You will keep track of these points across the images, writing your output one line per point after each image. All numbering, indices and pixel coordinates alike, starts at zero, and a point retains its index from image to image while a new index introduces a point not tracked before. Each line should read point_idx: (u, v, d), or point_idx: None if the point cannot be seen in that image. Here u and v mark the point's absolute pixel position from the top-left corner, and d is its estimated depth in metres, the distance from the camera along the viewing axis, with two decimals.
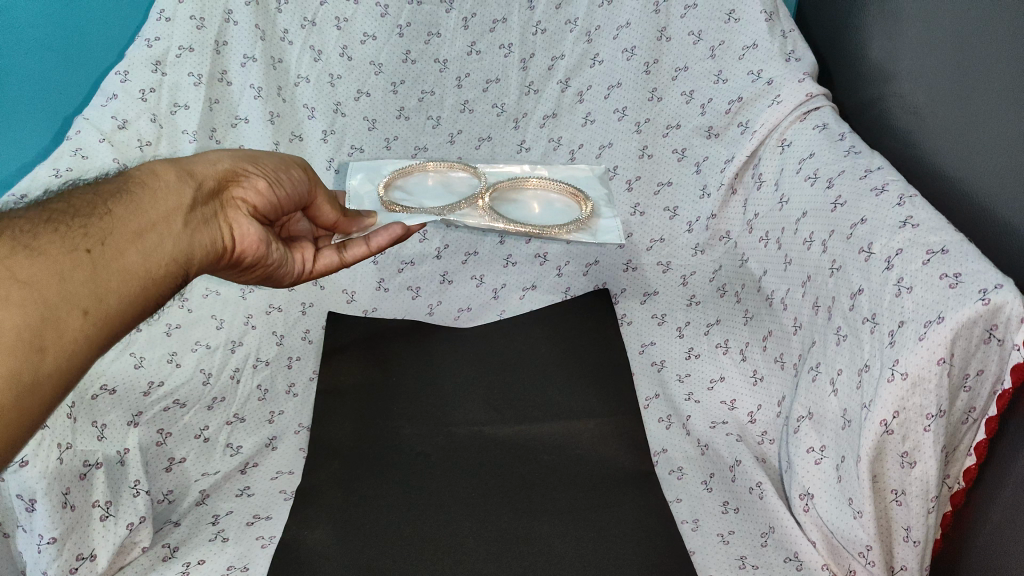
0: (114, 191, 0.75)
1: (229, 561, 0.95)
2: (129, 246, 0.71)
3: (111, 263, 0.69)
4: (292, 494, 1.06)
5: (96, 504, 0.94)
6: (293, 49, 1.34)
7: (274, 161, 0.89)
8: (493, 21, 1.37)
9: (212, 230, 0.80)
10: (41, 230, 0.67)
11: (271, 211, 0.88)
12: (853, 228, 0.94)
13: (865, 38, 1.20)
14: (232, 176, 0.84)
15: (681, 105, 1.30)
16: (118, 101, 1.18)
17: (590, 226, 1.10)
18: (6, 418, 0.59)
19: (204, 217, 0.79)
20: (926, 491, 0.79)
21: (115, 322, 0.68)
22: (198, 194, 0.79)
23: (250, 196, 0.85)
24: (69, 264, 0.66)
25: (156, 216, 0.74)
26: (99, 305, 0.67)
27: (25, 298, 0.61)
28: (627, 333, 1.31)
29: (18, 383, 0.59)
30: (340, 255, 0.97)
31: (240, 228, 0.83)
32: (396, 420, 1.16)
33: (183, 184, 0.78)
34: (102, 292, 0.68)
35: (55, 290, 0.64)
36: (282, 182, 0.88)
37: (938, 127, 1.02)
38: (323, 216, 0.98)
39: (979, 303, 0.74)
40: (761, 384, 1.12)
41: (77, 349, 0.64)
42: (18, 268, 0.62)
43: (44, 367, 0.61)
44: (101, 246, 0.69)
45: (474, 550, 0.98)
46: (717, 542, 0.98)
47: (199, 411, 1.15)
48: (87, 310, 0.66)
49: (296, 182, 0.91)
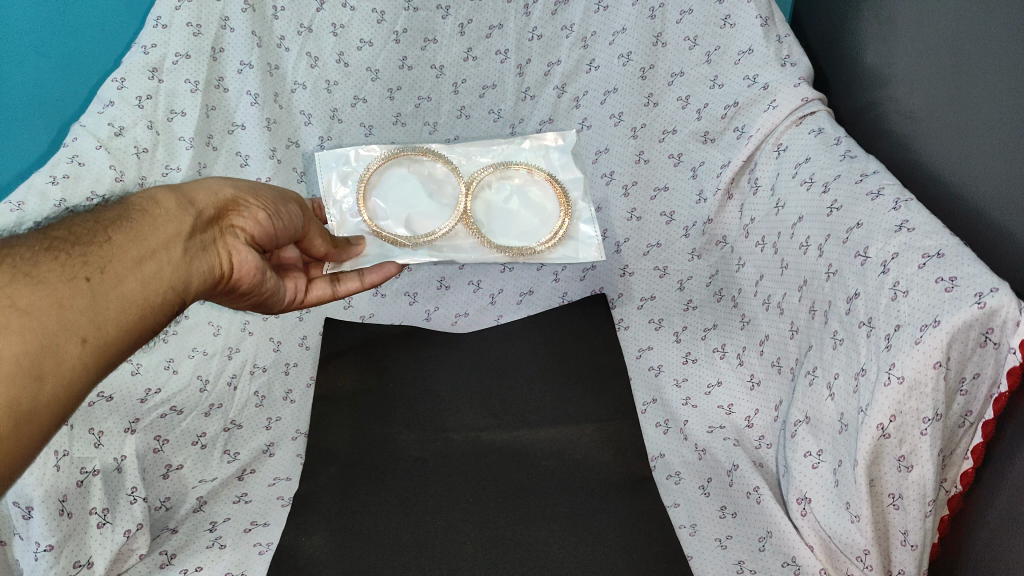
0: (114, 218, 0.74)
1: (225, 568, 0.98)
2: (128, 273, 0.71)
3: (110, 290, 0.69)
4: (289, 501, 1.07)
5: (93, 511, 0.95)
6: (290, 56, 1.33)
7: (273, 193, 0.88)
8: (489, 27, 1.36)
9: (211, 257, 0.80)
10: (42, 258, 0.67)
11: (268, 240, 0.88)
12: (848, 232, 0.95)
13: (862, 42, 1.20)
14: (233, 205, 0.84)
15: (676, 111, 1.30)
16: (114, 108, 1.20)
17: (573, 237, 1.20)
18: (6, 443, 0.59)
19: (203, 244, 0.79)
20: (923, 495, 0.79)
21: (114, 349, 0.68)
22: (197, 222, 0.78)
23: (248, 225, 0.85)
24: (67, 292, 0.66)
25: (156, 243, 0.74)
26: (98, 332, 0.67)
27: (23, 327, 0.62)
28: (625, 338, 1.30)
29: (17, 409, 0.60)
30: (333, 287, 1.01)
31: (240, 257, 0.83)
32: (394, 425, 1.16)
33: (183, 212, 0.77)
34: (101, 320, 0.67)
35: (54, 318, 0.64)
36: (281, 214, 0.88)
37: (932, 131, 1.02)
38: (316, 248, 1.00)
39: (974, 306, 0.74)
40: (758, 389, 1.12)
41: (74, 376, 0.64)
42: (17, 297, 0.63)
43: (43, 395, 0.62)
44: (100, 274, 0.69)
45: (470, 556, 1.00)
46: (715, 548, 0.99)
47: (196, 418, 1.14)
48: (85, 337, 0.65)
49: (292, 215, 0.91)
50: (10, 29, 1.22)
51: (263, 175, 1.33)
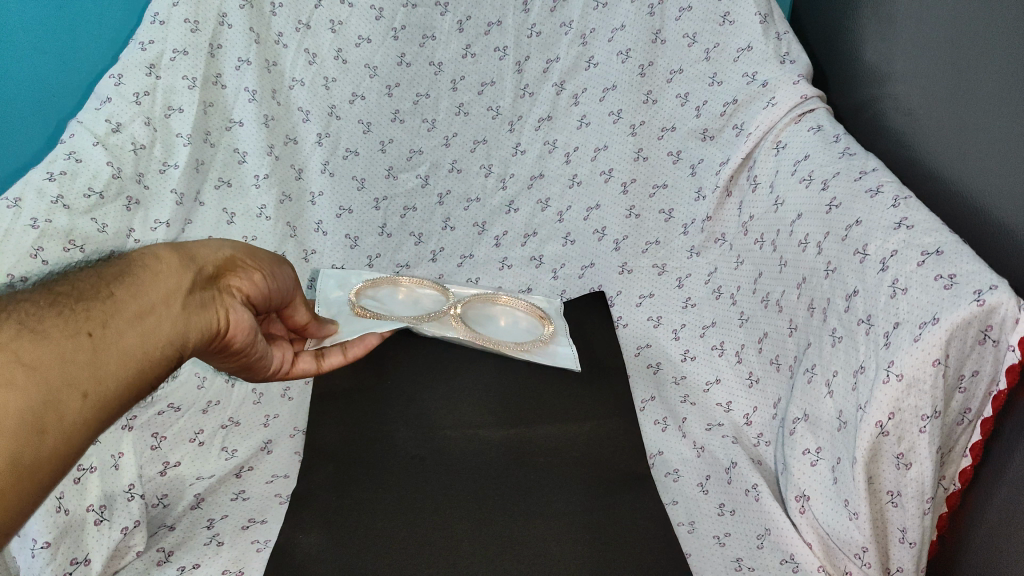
0: (116, 273, 0.71)
1: (224, 564, 0.94)
2: (130, 328, 0.67)
3: (113, 345, 0.64)
4: (287, 498, 1.05)
5: (90, 509, 0.95)
6: (287, 53, 1.33)
7: (271, 255, 0.86)
8: (488, 24, 1.36)
9: (210, 314, 0.75)
10: (46, 311, 0.63)
11: (264, 302, 0.84)
12: (847, 230, 0.95)
13: (860, 39, 1.21)
14: (232, 266, 0.80)
15: (675, 108, 1.31)
16: (111, 104, 1.17)
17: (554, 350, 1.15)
18: (4, 501, 0.55)
19: (203, 301, 0.74)
20: (920, 492, 0.78)
21: (114, 405, 0.63)
22: (198, 277, 0.75)
23: (245, 286, 0.80)
24: (68, 347, 0.62)
25: (156, 298, 0.70)
26: (98, 387, 0.62)
27: (29, 381, 0.58)
28: (624, 336, 1.31)
29: (18, 467, 0.56)
30: (317, 362, 0.97)
31: (238, 315, 0.78)
32: (392, 423, 1.17)
33: (184, 267, 0.74)
34: (102, 374, 0.63)
35: (56, 373, 0.60)
36: (278, 275, 0.85)
37: (932, 129, 1.02)
38: (299, 315, 0.94)
39: (973, 304, 0.74)
40: (756, 386, 1.13)
41: (75, 433, 0.60)
42: (22, 351, 0.59)
43: (42, 450, 0.57)
44: (102, 329, 0.65)
45: (471, 554, 0.97)
46: (712, 544, 0.97)
47: (194, 414, 1.17)
48: (86, 392, 0.61)
49: (288, 277, 0.88)
50: (12, 27, 1.23)
51: (261, 171, 1.32)
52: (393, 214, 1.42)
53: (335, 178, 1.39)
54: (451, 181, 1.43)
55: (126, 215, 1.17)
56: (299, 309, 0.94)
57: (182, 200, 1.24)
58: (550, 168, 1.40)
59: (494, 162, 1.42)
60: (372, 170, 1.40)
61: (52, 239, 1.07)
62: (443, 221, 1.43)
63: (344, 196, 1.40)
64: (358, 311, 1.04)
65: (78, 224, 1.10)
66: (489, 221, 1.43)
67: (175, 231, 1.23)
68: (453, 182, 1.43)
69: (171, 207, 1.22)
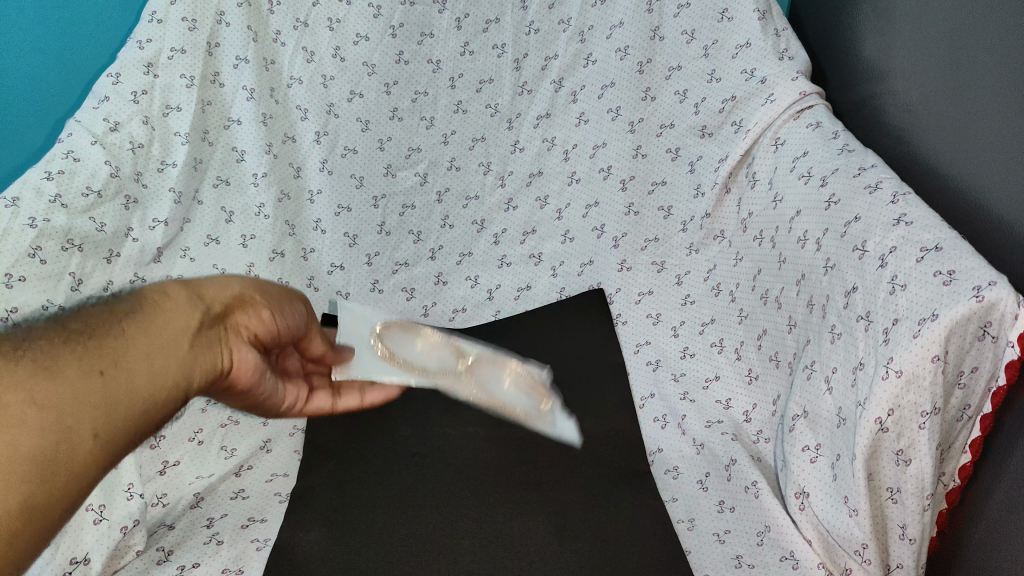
0: (121, 307, 0.62)
1: (224, 564, 0.95)
2: (142, 365, 0.58)
3: (125, 382, 0.56)
4: (287, 497, 1.05)
5: (89, 508, 0.93)
6: (285, 51, 1.32)
7: (283, 292, 0.78)
8: (486, 22, 1.36)
9: (217, 355, 0.67)
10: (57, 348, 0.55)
11: (271, 341, 0.76)
12: (846, 226, 0.94)
13: (859, 35, 1.20)
14: (240, 303, 0.72)
15: (674, 104, 1.30)
16: (109, 103, 1.16)
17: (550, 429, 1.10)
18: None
19: (210, 339, 0.66)
20: (921, 489, 0.78)
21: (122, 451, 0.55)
22: (206, 316, 0.66)
23: (254, 324, 0.73)
24: (80, 386, 0.53)
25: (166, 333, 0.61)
26: (109, 431, 0.54)
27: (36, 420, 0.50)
28: (623, 333, 1.33)
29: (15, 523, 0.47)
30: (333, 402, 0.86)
31: (241, 356, 0.71)
32: (392, 420, 1.17)
33: (192, 304, 0.66)
34: (112, 417, 0.54)
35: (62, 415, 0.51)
36: (292, 315, 0.78)
37: (931, 124, 1.02)
38: (316, 349, 0.88)
39: (973, 300, 0.74)
40: (756, 383, 1.12)
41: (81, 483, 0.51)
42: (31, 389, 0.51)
43: (46, 504, 0.49)
44: (113, 366, 0.56)
45: (471, 552, 0.98)
46: (712, 541, 0.98)
47: (193, 413, 1.14)
48: (98, 434, 0.53)
49: (301, 315, 0.81)
50: (11, 29, 1.22)
51: (260, 170, 1.32)
52: (391, 212, 1.42)
53: (334, 176, 1.39)
54: (450, 179, 1.43)
55: (125, 214, 1.17)
56: (310, 338, 0.86)
57: (181, 198, 1.23)
58: (549, 166, 1.41)
59: (493, 160, 1.42)
60: (370, 168, 1.40)
61: (51, 238, 1.06)
62: (442, 220, 1.43)
63: (343, 194, 1.40)
64: (381, 352, 1.03)
65: (77, 223, 1.09)
66: (488, 220, 1.44)
67: (174, 230, 1.23)
68: (452, 180, 1.43)
69: (169, 206, 1.22)
